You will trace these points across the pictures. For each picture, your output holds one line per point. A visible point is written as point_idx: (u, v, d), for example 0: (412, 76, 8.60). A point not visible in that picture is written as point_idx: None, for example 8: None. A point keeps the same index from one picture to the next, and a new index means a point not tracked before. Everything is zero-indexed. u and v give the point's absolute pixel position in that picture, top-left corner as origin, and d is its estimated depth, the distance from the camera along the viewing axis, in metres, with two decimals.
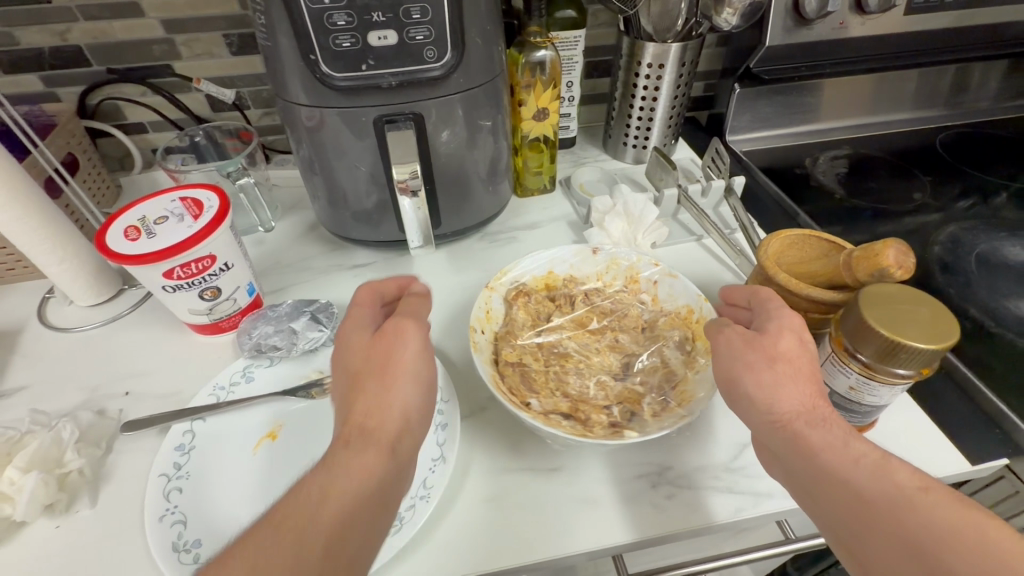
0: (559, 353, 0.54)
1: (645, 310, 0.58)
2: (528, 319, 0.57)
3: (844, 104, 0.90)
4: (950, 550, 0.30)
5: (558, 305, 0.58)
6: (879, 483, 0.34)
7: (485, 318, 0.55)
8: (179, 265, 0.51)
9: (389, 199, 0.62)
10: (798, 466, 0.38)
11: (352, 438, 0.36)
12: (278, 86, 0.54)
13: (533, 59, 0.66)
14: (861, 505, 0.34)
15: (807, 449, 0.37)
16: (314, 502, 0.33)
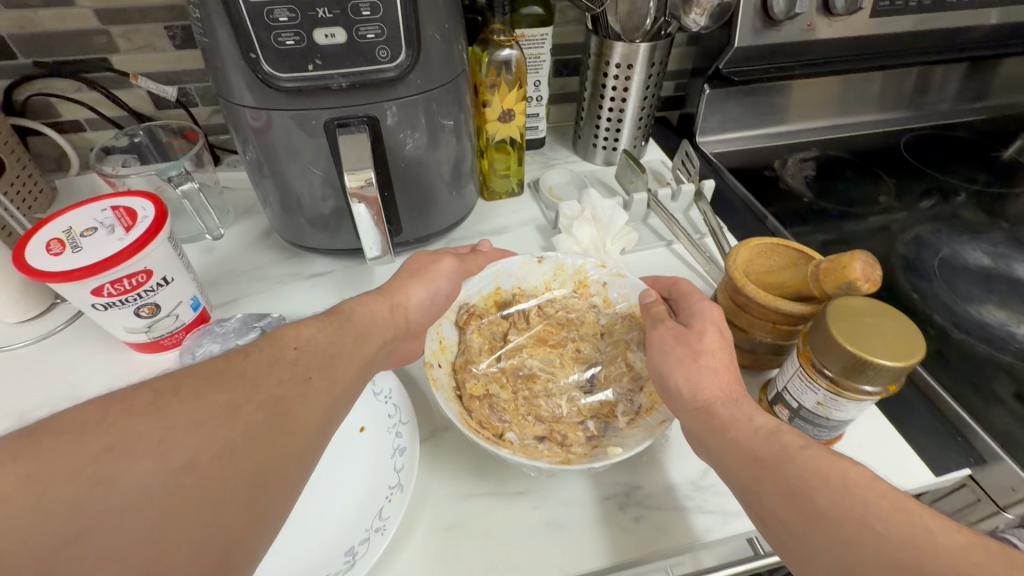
0: (522, 376, 0.51)
1: (602, 321, 0.57)
2: (484, 345, 0.54)
3: (812, 106, 0.91)
4: (815, 488, 0.33)
5: (513, 321, 0.56)
6: (769, 443, 0.37)
7: (438, 349, 0.52)
8: (110, 282, 0.47)
9: (346, 206, 0.59)
10: (711, 442, 0.40)
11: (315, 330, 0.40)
12: (219, 85, 0.50)
13: (497, 58, 0.63)
14: (753, 462, 0.37)
15: (717, 427, 0.40)
16: (275, 360, 0.36)
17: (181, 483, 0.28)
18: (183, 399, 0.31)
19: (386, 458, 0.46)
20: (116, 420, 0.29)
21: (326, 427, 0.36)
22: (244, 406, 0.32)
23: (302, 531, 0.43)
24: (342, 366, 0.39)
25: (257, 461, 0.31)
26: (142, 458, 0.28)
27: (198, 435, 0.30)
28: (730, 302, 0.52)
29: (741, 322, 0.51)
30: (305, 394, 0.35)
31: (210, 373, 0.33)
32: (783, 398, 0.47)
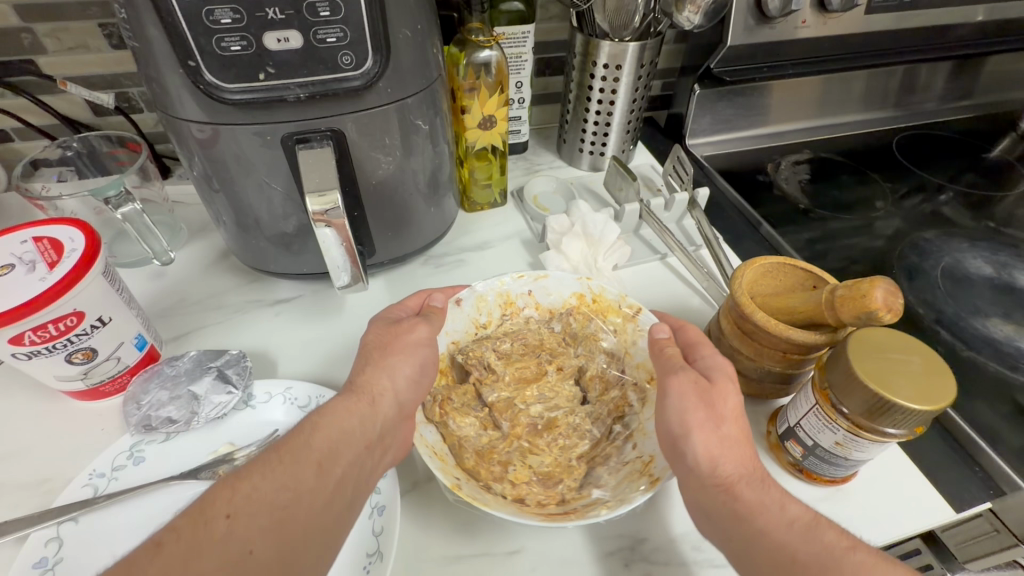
0: (533, 447, 0.45)
1: (556, 326, 0.54)
2: (481, 433, 0.46)
3: (801, 106, 0.87)
4: None
5: (476, 377, 0.49)
6: (808, 543, 0.33)
7: (440, 456, 0.42)
8: (32, 329, 0.40)
9: (311, 225, 0.53)
10: (733, 529, 0.35)
11: (276, 455, 0.34)
12: (157, 95, 0.44)
13: (476, 60, 0.58)
14: (787, 566, 0.32)
15: (740, 513, 0.35)
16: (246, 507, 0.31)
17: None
18: None
19: (362, 518, 0.41)
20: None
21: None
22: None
23: None
24: (298, 520, 0.32)
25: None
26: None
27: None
28: (735, 328, 0.48)
29: (748, 351, 0.47)
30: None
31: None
32: (795, 434, 0.44)
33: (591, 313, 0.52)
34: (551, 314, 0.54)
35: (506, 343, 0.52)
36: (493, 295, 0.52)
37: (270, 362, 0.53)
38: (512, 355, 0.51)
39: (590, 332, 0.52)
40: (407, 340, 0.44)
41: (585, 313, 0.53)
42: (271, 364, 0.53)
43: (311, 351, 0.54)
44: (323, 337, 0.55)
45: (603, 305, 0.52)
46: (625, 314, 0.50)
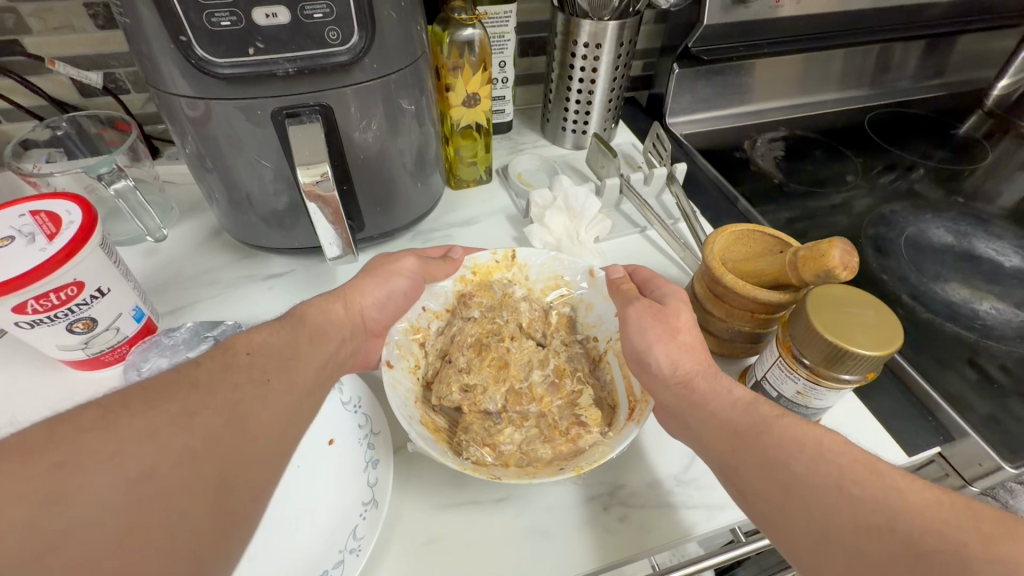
0: (574, 396, 0.48)
1: (479, 314, 0.53)
2: (522, 428, 0.45)
3: (777, 86, 0.90)
4: (791, 456, 0.31)
5: (464, 403, 0.47)
6: (746, 414, 0.35)
7: (525, 471, 0.41)
8: (34, 297, 0.42)
9: (302, 201, 0.55)
10: (693, 423, 0.38)
11: (263, 329, 0.39)
12: (148, 72, 0.45)
13: (459, 38, 0.59)
14: (730, 436, 0.35)
15: (697, 401, 0.38)
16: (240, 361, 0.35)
17: (142, 492, 0.26)
18: (163, 403, 0.30)
19: (357, 472, 0.43)
20: (66, 437, 0.26)
21: (287, 433, 0.34)
22: (201, 412, 0.30)
23: (273, 552, 0.40)
24: (295, 369, 0.37)
25: (222, 464, 0.29)
26: (97, 471, 0.26)
27: (156, 445, 0.28)
28: (708, 291, 0.51)
29: (720, 312, 0.50)
30: (264, 396, 0.33)
31: (159, 384, 0.31)
32: (761, 387, 0.47)
33: (476, 280, 0.55)
34: (455, 308, 0.54)
35: (459, 358, 0.49)
36: (408, 336, 0.50)
37: None
38: (460, 363, 0.49)
39: (502, 288, 0.55)
40: (388, 266, 0.50)
41: (468, 283, 0.55)
42: None
43: None
44: None
45: (483, 271, 0.55)
46: (506, 266, 0.55)
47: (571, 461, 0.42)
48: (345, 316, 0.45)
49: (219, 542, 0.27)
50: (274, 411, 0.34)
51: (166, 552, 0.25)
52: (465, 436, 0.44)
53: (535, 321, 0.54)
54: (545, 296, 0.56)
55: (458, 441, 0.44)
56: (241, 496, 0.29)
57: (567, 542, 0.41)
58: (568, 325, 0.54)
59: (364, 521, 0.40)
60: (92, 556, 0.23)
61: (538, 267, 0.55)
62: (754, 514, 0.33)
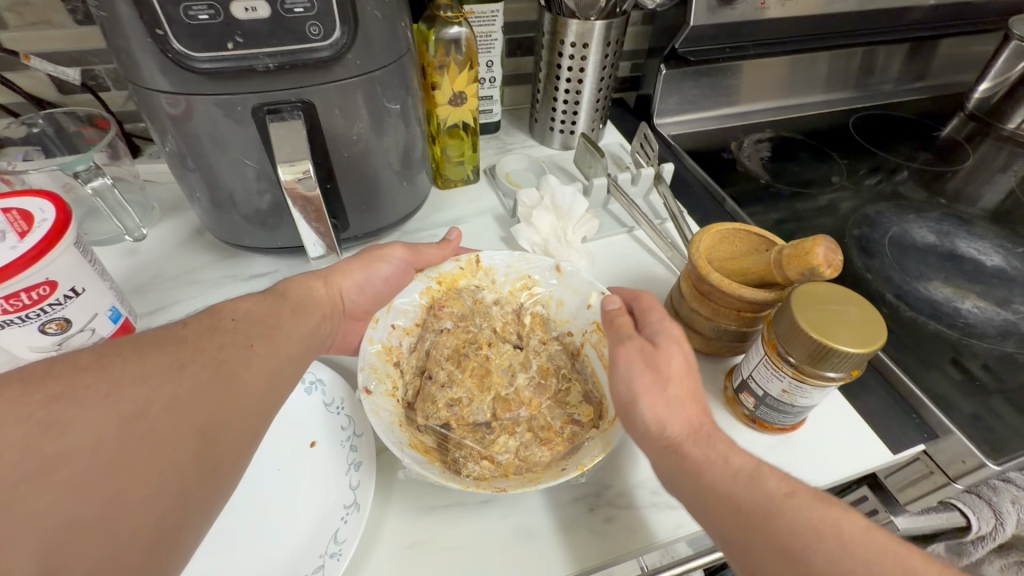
0: (561, 395, 0.48)
1: (452, 324, 0.52)
2: (513, 433, 0.45)
3: (764, 88, 0.91)
4: (809, 546, 0.31)
5: (452, 420, 0.45)
6: (750, 491, 0.34)
7: (524, 474, 0.41)
8: (4, 297, 0.41)
9: (285, 200, 0.54)
10: (687, 490, 0.37)
11: (249, 299, 0.41)
12: (125, 66, 0.44)
13: (446, 36, 0.59)
14: (735, 513, 0.34)
15: (690, 469, 0.36)
16: (229, 323, 0.37)
17: (132, 430, 0.28)
18: (154, 353, 0.32)
19: (340, 475, 0.42)
20: (63, 375, 0.29)
21: (270, 390, 0.35)
22: (189, 365, 0.32)
23: (253, 556, 0.39)
24: (281, 336, 0.39)
25: (207, 412, 0.31)
26: (91, 406, 0.28)
27: (146, 389, 0.30)
28: (694, 290, 0.51)
29: (706, 311, 0.50)
30: (248, 358, 0.35)
31: (151, 338, 0.33)
32: (748, 385, 0.47)
33: (440, 291, 0.53)
34: (426, 323, 0.52)
35: (439, 372, 0.47)
36: (384, 358, 0.48)
37: None
38: (441, 378, 0.47)
39: (471, 295, 0.54)
40: (372, 252, 0.50)
41: (434, 292, 0.53)
42: None
43: None
44: None
45: (449, 280, 0.54)
46: (470, 272, 0.54)
47: (567, 459, 0.42)
48: (324, 308, 0.45)
49: (201, 481, 0.29)
50: (259, 369, 0.35)
51: (151, 483, 0.27)
52: (460, 453, 0.43)
53: (509, 323, 0.53)
54: (516, 297, 0.55)
55: (455, 459, 0.43)
56: (225, 446, 0.31)
57: (553, 544, 0.41)
58: (548, 328, 0.54)
59: (346, 523, 0.39)
60: (81, 482, 0.26)
61: (504, 269, 0.55)
62: (745, 564, 0.34)
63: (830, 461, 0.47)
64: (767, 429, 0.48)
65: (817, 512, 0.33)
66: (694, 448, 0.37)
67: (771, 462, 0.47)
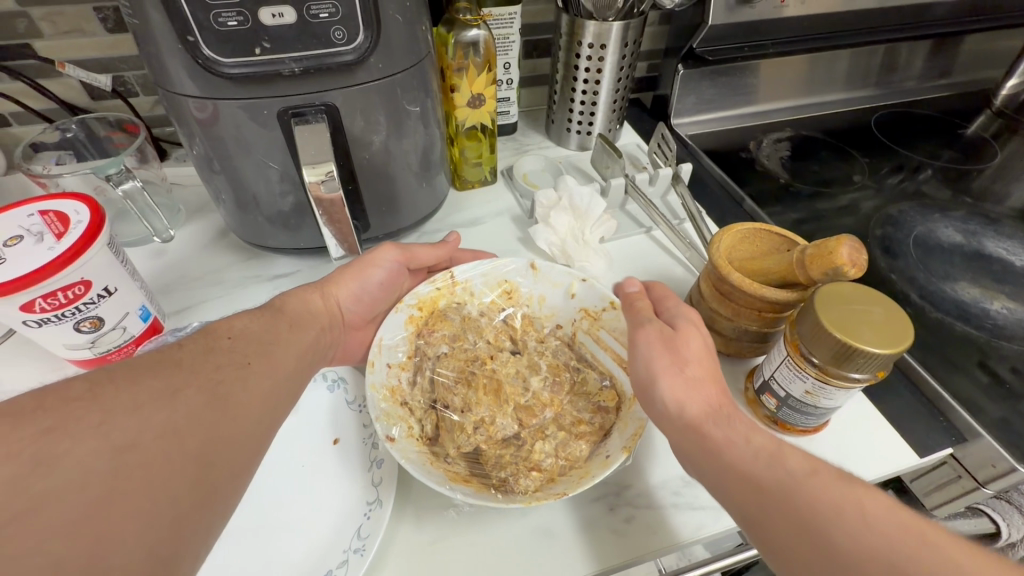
0: (579, 387, 0.49)
1: (448, 348, 0.52)
2: (547, 435, 0.45)
3: (783, 86, 0.90)
4: (831, 525, 0.30)
5: (482, 441, 0.45)
6: (771, 468, 0.33)
7: (570, 475, 0.42)
8: (42, 296, 0.42)
9: (308, 201, 0.55)
10: (704, 467, 0.36)
11: (245, 316, 0.41)
12: (156, 72, 0.45)
13: (464, 39, 0.59)
14: (751, 487, 0.33)
15: (709, 449, 0.36)
16: (224, 345, 0.37)
17: (125, 462, 0.27)
18: (148, 378, 0.31)
19: (362, 472, 0.43)
20: (51, 407, 0.28)
21: (267, 411, 0.35)
22: (185, 390, 0.32)
23: (279, 554, 0.40)
24: (277, 355, 0.39)
25: (203, 439, 0.30)
26: (82, 439, 0.27)
27: (139, 418, 0.29)
28: (714, 290, 0.50)
29: (726, 311, 0.50)
30: (245, 379, 0.35)
31: (145, 363, 0.32)
32: (769, 387, 0.47)
33: (427, 317, 0.53)
34: (422, 350, 0.51)
35: (444, 395, 0.48)
36: (390, 398, 0.46)
37: None
38: (457, 401, 0.47)
39: (456, 301, 0.54)
40: (361, 260, 0.51)
41: (421, 318, 0.52)
42: None
43: None
44: None
45: (428, 304, 0.53)
46: (447, 291, 0.54)
47: (602, 446, 0.43)
48: (323, 313, 0.46)
49: (198, 512, 0.29)
50: (257, 389, 0.35)
51: (147, 516, 0.26)
52: (506, 472, 0.43)
53: (503, 332, 0.54)
54: (498, 304, 0.55)
55: (500, 480, 0.42)
56: (221, 472, 0.31)
57: (573, 544, 0.41)
58: (555, 325, 0.54)
59: (367, 520, 0.39)
60: (72, 518, 0.25)
61: (479, 279, 0.54)
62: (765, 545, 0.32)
63: (854, 464, 0.46)
64: (789, 431, 0.47)
65: (841, 490, 0.31)
66: (717, 430, 0.36)
67: None
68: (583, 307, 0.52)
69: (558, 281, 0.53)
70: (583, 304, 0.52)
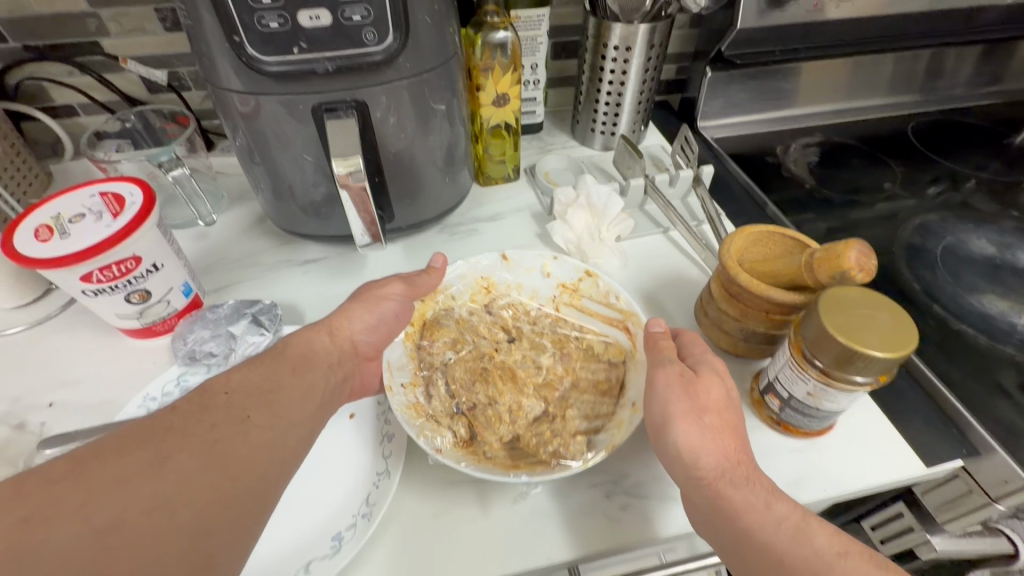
0: (586, 352, 0.53)
1: (452, 353, 0.53)
2: (581, 396, 0.49)
3: (816, 91, 0.88)
4: None
5: (516, 432, 0.47)
6: (796, 545, 0.35)
7: (608, 427, 0.46)
8: (99, 268, 0.47)
9: (338, 192, 0.58)
10: (723, 529, 0.37)
11: (242, 365, 0.40)
12: (206, 68, 0.49)
13: (492, 40, 0.61)
14: (772, 562, 0.35)
15: (724, 510, 0.37)
16: (221, 398, 0.36)
17: (108, 542, 0.27)
18: (137, 449, 0.31)
19: (373, 445, 0.46)
20: (30, 492, 0.28)
21: (267, 468, 0.35)
22: (175, 455, 0.31)
23: (290, 517, 0.43)
24: (279, 403, 0.38)
25: (196, 508, 0.30)
26: (62, 526, 0.27)
27: (123, 494, 0.29)
28: (724, 291, 0.51)
29: (735, 311, 0.51)
30: (245, 434, 0.35)
31: (135, 431, 0.32)
32: (773, 387, 0.47)
33: (422, 330, 0.55)
34: (427, 361, 0.52)
35: (456, 391, 0.50)
36: (415, 412, 0.47)
37: (298, 312, 0.59)
38: (475, 396, 0.49)
39: (438, 312, 0.56)
40: (372, 291, 0.49)
41: (415, 333, 0.54)
42: (298, 314, 0.59)
43: (333, 304, 0.60)
44: (345, 292, 0.61)
45: (420, 321, 0.55)
46: (430, 301, 0.57)
47: (624, 392, 0.49)
48: (330, 357, 0.44)
49: None
50: (256, 444, 0.35)
51: None
52: (553, 446, 0.45)
53: (497, 325, 0.57)
54: (476, 300, 0.58)
55: (550, 455, 0.44)
56: (218, 542, 0.31)
57: (566, 526, 0.43)
58: (532, 303, 0.59)
59: (376, 488, 0.42)
60: None
61: (458, 283, 0.58)
62: None
63: (857, 469, 0.46)
64: (792, 432, 0.48)
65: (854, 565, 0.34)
66: (737, 497, 0.37)
67: (794, 466, 0.46)
68: (558, 282, 0.59)
69: (528, 266, 0.59)
70: (557, 280, 0.59)
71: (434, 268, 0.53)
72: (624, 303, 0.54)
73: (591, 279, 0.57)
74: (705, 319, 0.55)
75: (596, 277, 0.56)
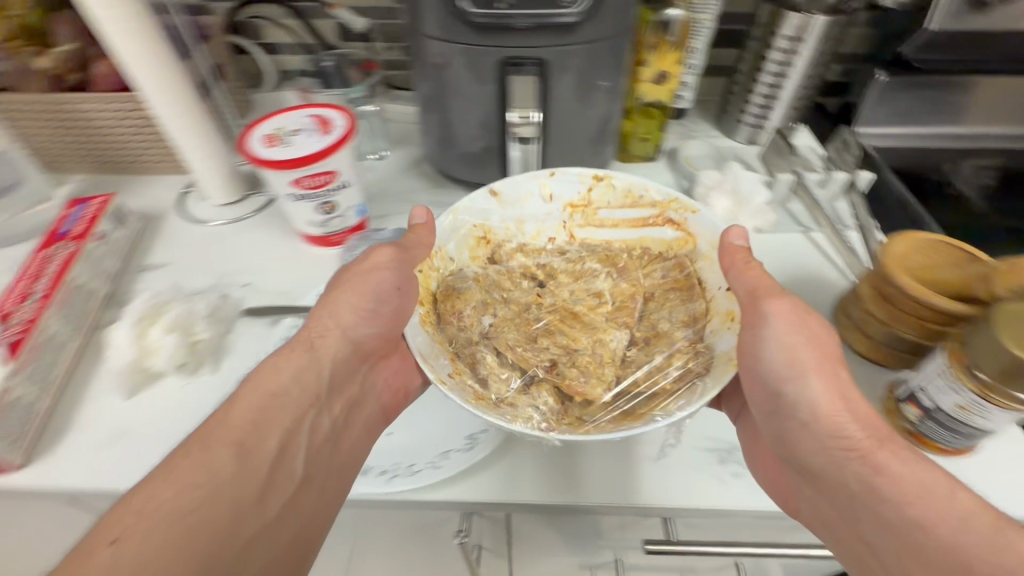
0: (664, 281, 0.53)
1: (489, 319, 0.50)
2: (665, 307, 0.51)
3: (1000, 112, 0.80)
4: None
5: (641, 377, 0.46)
6: (973, 535, 0.32)
7: (713, 329, 0.47)
8: (308, 177, 0.56)
9: (496, 147, 0.64)
10: (862, 507, 0.36)
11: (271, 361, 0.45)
12: (414, 18, 0.55)
13: (665, 19, 0.63)
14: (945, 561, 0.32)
15: (898, 485, 0.34)
16: (245, 393, 0.42)
17: (172, 534, 0.34)
18: (188, 455, 0.37)
19: None
20: (130, 500, 0.34)
21: (275, 458, 0.41)
22: (204, 456, 0.38)
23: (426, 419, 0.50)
24: (284, 397, 0.43)
25: (222, 505, 0.37)
26: (143, 523, 0.33)
27: (174, 492, 0.35)
28: (873, 292, 0.50)
29: (882, 314, 0.49)
30: (259, 437, 0.41)
31: (192, 438, 0.38)
32: (915, 397, 0.46)
33: (436, 303, 0.50)
34: (466, 341, 0.48)
35: (509, 350, 0.48)
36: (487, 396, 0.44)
37: None
38: (540, 361, 0.47)
39: (446, 285, 0.52)
40: (361, 268, 0.47)
41: (431, 306, 0.50)
42: None
43: None
44: None
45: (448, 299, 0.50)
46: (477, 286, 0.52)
47: (705, 287, 0.51)
48: (334, 345, 0.47)
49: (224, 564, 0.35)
50: (268, 441, 0.41)
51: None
52: (675, 370, 0.45)
53: (516, 274, 0.55)
54: (477, 254, 0.56)
55: (679, 385, 0.44)
56: (241, 529, 0.37)
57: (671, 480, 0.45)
58: (547, 238, 0.58)
59: None
60: None
61: (489, 263, 0.55)
62: None
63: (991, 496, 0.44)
64: (928, 446, 0.46)
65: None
66: (904, 484, 0.34)
67: None
68: (564, 202, 0.57)
69: (523, 200, 0.57)
70: (562, 200, 0.57)
71: (417, 222, 0.52)
72: (652, 195, 0.55)
73: (603, 185, 0.56)
74: (844, 322, 0.54)
75: (609, 180, 0.55)
